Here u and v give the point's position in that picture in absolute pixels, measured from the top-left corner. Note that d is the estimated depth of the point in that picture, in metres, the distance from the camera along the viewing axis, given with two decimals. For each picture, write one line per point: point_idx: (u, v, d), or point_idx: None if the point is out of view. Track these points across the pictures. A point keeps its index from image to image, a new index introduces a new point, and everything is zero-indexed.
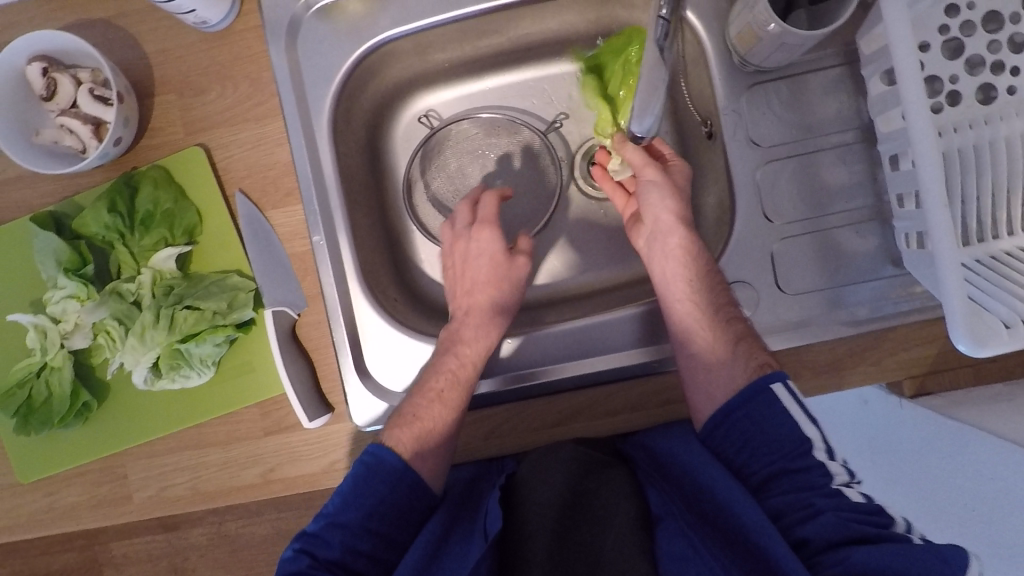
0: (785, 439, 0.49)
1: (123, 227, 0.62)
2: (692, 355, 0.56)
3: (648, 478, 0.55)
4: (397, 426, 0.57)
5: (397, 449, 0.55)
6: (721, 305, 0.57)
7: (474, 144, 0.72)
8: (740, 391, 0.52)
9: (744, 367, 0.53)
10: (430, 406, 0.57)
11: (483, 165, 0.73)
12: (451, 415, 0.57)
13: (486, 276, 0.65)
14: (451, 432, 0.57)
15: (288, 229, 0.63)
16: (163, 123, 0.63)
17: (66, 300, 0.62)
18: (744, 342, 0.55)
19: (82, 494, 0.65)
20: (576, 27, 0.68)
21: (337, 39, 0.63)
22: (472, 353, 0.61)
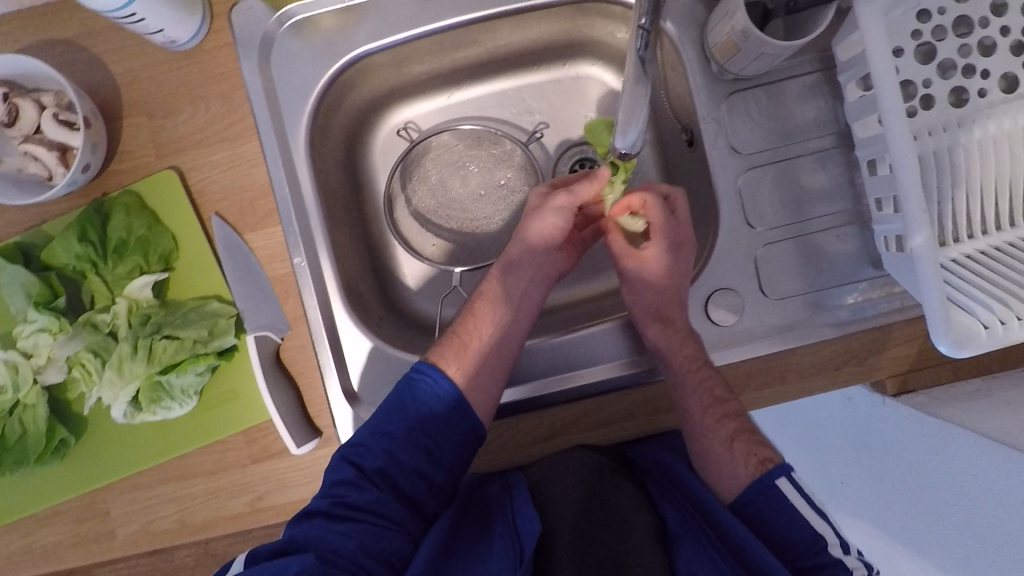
0: (802, 530, 0.51)
1: (95, 256, 0.60)
2: (696, 447, 0.57)
3: (664, 496, 0.58)
4: (444, 343, 0.59)
5: (443, 367, 0.56)
6: (714, 404, 0.57)
7: (455, 156, 0.71)
8: (744, 491, 0.54)
9: (744, 463, 0.55)
10: (472, 327, 0.59)
11: (464, 176, 0.71)
12: (491, 341, 0.59)
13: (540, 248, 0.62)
14: (491, 357, 0.58)
15: (268, 252, 0.62)
16: (133, 146, 0.61)
17: (37, 334, 0.59)
18: (739, 438, 0.56)
19: (63, 532, 0.63)
20: (554, 37, 0.68)
21: (311, 55, 0.62)
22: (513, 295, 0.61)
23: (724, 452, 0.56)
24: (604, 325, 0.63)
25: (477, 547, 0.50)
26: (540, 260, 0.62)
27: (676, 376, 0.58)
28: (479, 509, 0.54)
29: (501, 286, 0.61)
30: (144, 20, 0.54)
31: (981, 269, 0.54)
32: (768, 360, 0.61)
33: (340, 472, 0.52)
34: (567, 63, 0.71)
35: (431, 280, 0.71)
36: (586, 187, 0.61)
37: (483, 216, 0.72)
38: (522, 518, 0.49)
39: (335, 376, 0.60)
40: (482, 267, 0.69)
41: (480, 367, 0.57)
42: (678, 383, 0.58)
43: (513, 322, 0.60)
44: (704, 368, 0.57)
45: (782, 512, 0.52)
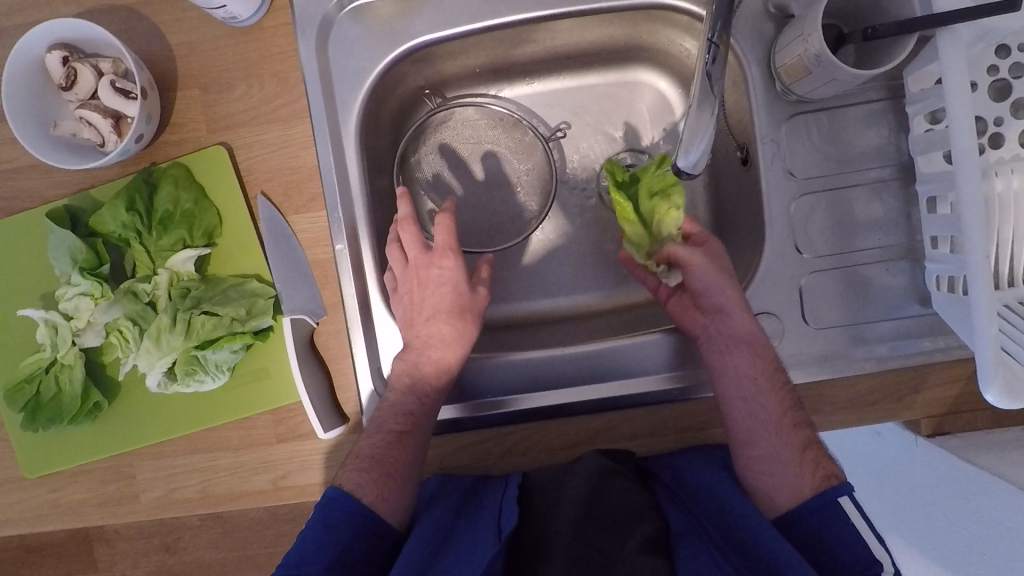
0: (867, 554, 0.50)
1: (140, 226, 0.60)
2: (756, 454, 0.56)
3: (668, 498, 0.56)
4: (361, 469, 0.55)
5: (359, 496, 0.54)
6: (789, 408, 0.56)
7: (475, 134, 0.71)
8: (809, 500, 0.53)
9: (812, 475, 0.54)
10: (379, 444, 0.56)
11: (481, 157, 0.71)
12: (407, 454, 0.56)
13: (435, 294, 0.61)
14: (412, 468, 0.56)
15: (311, 235, 0.61)
16: (184, 119, 0.61)
17: (79, 297, 0.61)
18: (810, 448, 0.55)
19: (89, 491, 0.65)
20: (614, 40, 0.67)
21: (367, 41, 0.61)
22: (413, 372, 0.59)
23: (795, 463, 0.54)
24: (638, 340, 0.62)
25: (471, 537, 0.52)
26: (441, 336, 0.60)
27: (749, 375, 0.56)
28: (473, 503, 0.56)
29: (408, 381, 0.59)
30: None
31: None
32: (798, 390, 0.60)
33: None
34: (626, 67, 0.70)
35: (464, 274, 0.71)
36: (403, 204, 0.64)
37: (484, 200, 0.72)
38: (505, 509, 0.53)
39: (366, 365, 0.61)
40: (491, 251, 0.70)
41: (402, 492, 0.56)
42: (749, 391, 0.56)
43: (421, 425, 0.57)
44: (777, 375, 0.57)
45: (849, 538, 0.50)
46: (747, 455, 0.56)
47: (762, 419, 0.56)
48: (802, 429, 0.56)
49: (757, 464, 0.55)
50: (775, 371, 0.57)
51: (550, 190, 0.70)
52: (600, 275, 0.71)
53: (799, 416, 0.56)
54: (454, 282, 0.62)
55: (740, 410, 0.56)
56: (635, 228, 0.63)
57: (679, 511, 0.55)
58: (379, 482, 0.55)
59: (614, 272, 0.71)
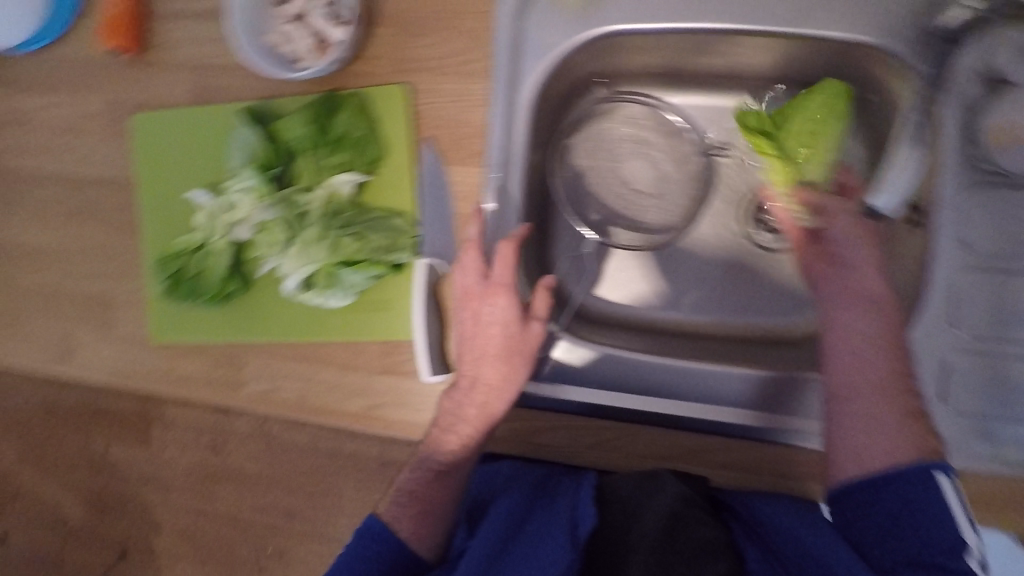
0: None
1: (313, 141, 0.63)
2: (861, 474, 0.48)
3: (749, 535, 0.52)
4: (403, 504, 0.59)
5: (396, 528, 0.58)
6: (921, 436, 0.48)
7: (635, 131, 0.72)
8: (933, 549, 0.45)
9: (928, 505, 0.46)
10: (417, 484, 0.59)
11: (635, 156, 0.72)
12: (443, 495, 0.59)
13: (483, 334, 0.60)
14: (439, 510, 0.59)
15: (463, 188, 0.64)
16: (376, 54, 0.65)
17: (242, 193, 0.64)
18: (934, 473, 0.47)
19: (200, 368, 0.70)
20: (799, 69, 0.66)
21: (563, 18, 0.62)
22: (451, 416, 0.60)
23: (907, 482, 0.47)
24: (759, 374, 0.60)
25: (546, 530, 0.53)
26: (486, 386, 0.59)
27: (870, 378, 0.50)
28: (546, 493, 0.57)
29: (450, 427, 0.60)
30: None
31: None
32: None
33: None
34: None
35: (586, 267, 0.71)
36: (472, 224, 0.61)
37: (627, 196, 0.72)
38: (581, 508, 0.54)
39: None
40: (623, 246, 0.70)
41: (433, 531, 0.59)
42: (865, 406, 0.50)
43: (455, 467, 0.59)
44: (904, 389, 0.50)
45: None
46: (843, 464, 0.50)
47: (877, 427, 0.49)
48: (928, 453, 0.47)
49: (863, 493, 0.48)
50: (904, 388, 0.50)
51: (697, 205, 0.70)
52: (722, 300, 0.69)
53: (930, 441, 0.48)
54: (507, 322, 0.59)
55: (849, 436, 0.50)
56: (775, 161, 0.64)
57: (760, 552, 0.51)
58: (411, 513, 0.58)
59: (735, 298, 0.68)
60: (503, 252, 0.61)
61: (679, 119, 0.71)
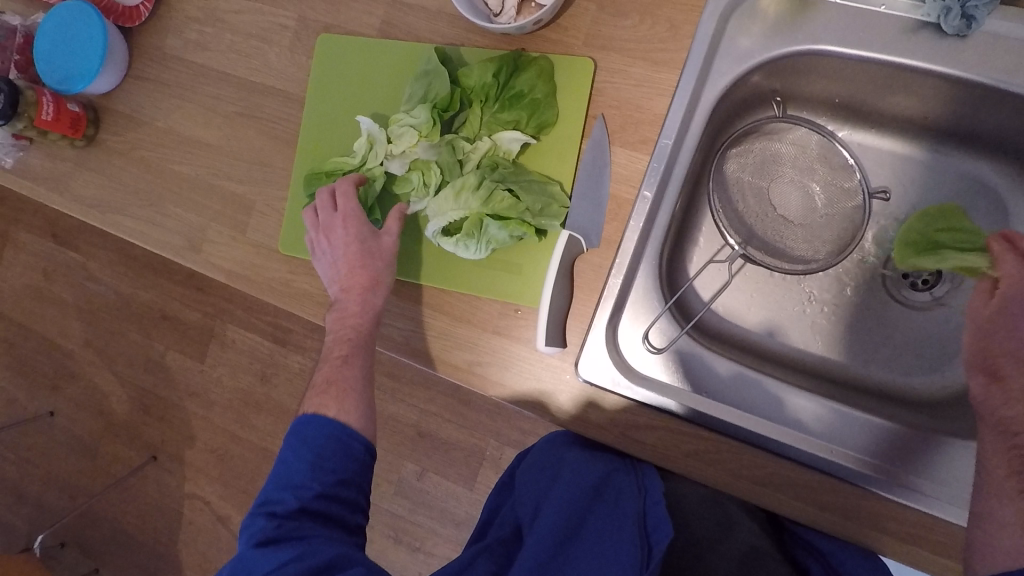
0: None
1: (492, 93, 0.65)
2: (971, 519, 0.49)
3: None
4: (314, 394, 0.66)
5: (363, 432, 0.64)
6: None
7: (800, 157, 0.70)
8: None
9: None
10: (322, 372, 0.67)
11: (793, 181, 0.71)
12: (351, 392, 0.65)
13: (349, 267, 0.66)
14: (348, 401, 0.65)
15: (622, 171, 0.63)
16: (570, 24, 0.65)
17: (408, 127, 0.66)
18: None
19: (319, 288, 0.72)
20: (995, 132, 0.63)
21: (766, 29, 0.62)
22: (337, 325, 0.67)
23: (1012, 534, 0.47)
24: (878, 423, 0.59)
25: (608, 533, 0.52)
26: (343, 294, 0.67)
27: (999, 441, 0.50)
28: (608, 495, 0.55)
29: (335, 339, 0.66)
30: None
31: None
32: None
33: (255, 524, 0.59)
34: (982, 164, 0.67)
35: (713, 276, 0.71)
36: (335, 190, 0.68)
37: (775, 218, 0.70)
38: (652, 512, 0.52)
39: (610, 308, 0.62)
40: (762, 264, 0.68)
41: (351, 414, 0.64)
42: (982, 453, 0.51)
43: (352, 365, 0.66)
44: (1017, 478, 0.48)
45: None
46: None
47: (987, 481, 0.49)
48: None
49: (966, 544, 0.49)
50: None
51: (847, 243, 0.68)
52: (840, 341, 0.69)
53: None
54: (348, 244, 0.66)
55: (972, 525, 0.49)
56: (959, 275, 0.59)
57: None
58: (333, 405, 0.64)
59: (856, 347, 0.68)
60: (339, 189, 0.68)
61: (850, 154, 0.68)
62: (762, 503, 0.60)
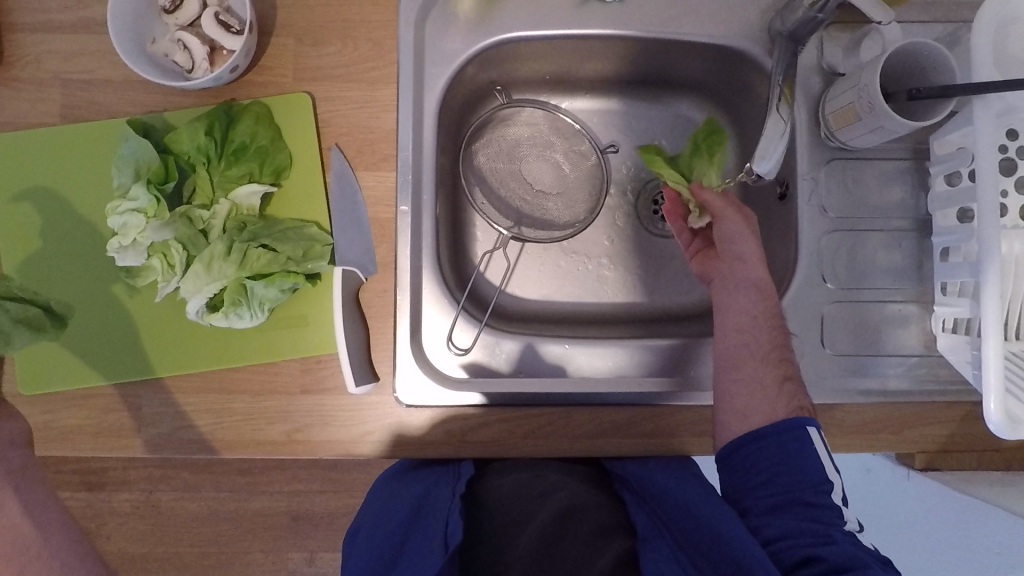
0: (808, 472, 0.52)
1: (212, 152, 0.60)
2: (738, 376, 0.57)
3: (637, 502, 0.59)
4: None
5: None
6: (777, 346, 0.57)
7: (537, 133, 0.75)
8: (779, 420, 0.54)
9: (788, 403, 0.55)
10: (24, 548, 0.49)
11: (538, 157, 0.75)
12: None
13: None
14: None
15: (375, 193, 0.63)
16: (273, 64, 0.63)
17: (131, 213, 0.59)
18: (789, 379, 0.56)
19: (87, 418, 0.62)
20: (674, 73, 0.74)
21: (462, 28, 0.66)
22: None
23: (774, 390, 0.56)
24: (665, 345, 0.66)
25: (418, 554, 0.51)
26: None
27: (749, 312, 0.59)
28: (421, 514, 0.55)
29: None
30: None
31: None
32: None
33: None
34: (679, 101, 0.77)
35: (499, 264, 0.74)
36: None
37: (534, 194, 0.75)
38: (452, 520, 0.53)
39: (407, 327, 0.63)
40: (534, 240, 0.73)
41: None
42: (746, 323, 0.58)
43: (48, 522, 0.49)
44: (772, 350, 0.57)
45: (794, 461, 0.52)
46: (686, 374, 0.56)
47: (752, 349, 0.57)
48: (787, 363, 0.57)
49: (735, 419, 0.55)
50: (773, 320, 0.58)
51: (598, 198, 0.74)
52: (627, 283, 0.75)
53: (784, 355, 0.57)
54: None
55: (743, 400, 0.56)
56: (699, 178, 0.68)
57: (647, 515, 0.57)
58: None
59: (636, 283, 0.75)
60: None
61: (574, 121, 0.75)
62: (602, 453, 0.64)
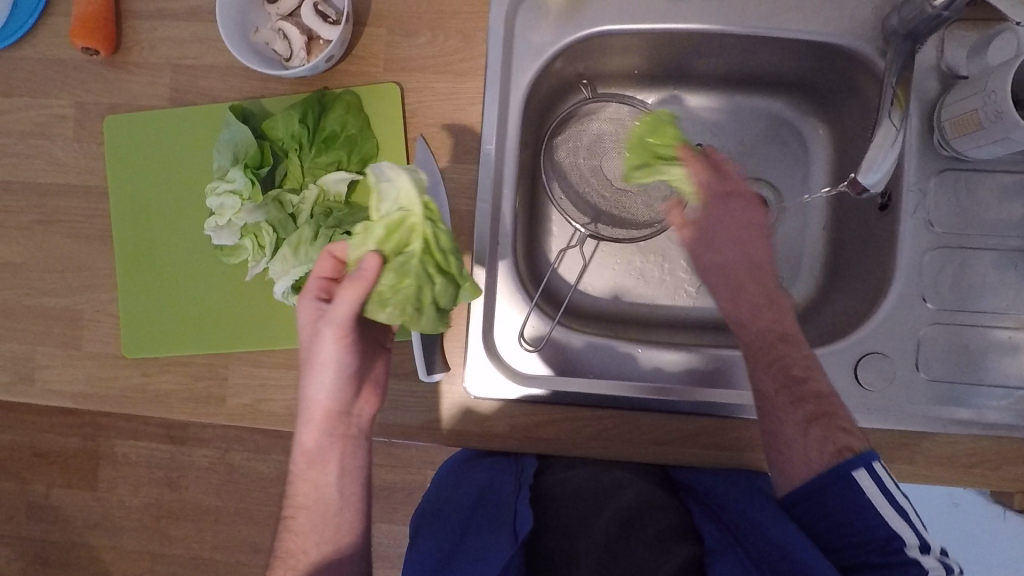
0: (875, 526, 0.51)
1: (305, 139, 0.62)
2: (762, 428, 0.57)
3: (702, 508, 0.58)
4: (287, 528, 0.59)
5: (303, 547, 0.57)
6: (785, 386, 0.56)
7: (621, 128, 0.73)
8: (822, 474, 0.53)
9: (819, 451, 0.54)
10: (302, 482, 0.59)
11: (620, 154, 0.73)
12: (335, 466, 0.59)
13: (328, 364, 0.56)
14: (357, 482, 0.60)
15: (456, 185, 0.64)
16: (366, 54, 0.64)
17: (228, 195, 0.62)
18: (816, 423, 0.54)
19: (180, 383, 0.66)
20: (771, 70, 0.70)
21: (554, 20, 0.65)
22: (342, 428, 0.58)
23: (799, 439, 0.54)
24: (739, 356, 0.64)
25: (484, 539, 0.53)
26: (340, 397, 0.57)
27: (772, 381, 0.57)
28: (488, 504, 0.56)
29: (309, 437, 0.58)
30: None
31: None
32: (897, 438, 0.60)
33: None
34: (773, 100, 0.74)
35: (572, 261, 0.73)
36: (321, 264, 0.55)
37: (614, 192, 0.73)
38: (521, 512, 0.54)
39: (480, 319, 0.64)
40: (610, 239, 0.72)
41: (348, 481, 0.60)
42: (746, 357, 0.60)
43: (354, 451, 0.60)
44: (786, 391, 0.56)
45: (853, 505, 0.52)
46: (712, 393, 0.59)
47: (761, 394, 0.57)
48: (807, 403, 0.55)
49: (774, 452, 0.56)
50: (776, 342, 0.58)
51: None
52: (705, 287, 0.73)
53: (801, 391, 0.56)
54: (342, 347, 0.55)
55: (779, 446, 0.55)
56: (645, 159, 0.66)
57: (715, 529, 0.56)
58: (335, 462, 0.59)
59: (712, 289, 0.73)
60: (363, 264, 0.52)
61: None
62: (670, 461, 0.63)
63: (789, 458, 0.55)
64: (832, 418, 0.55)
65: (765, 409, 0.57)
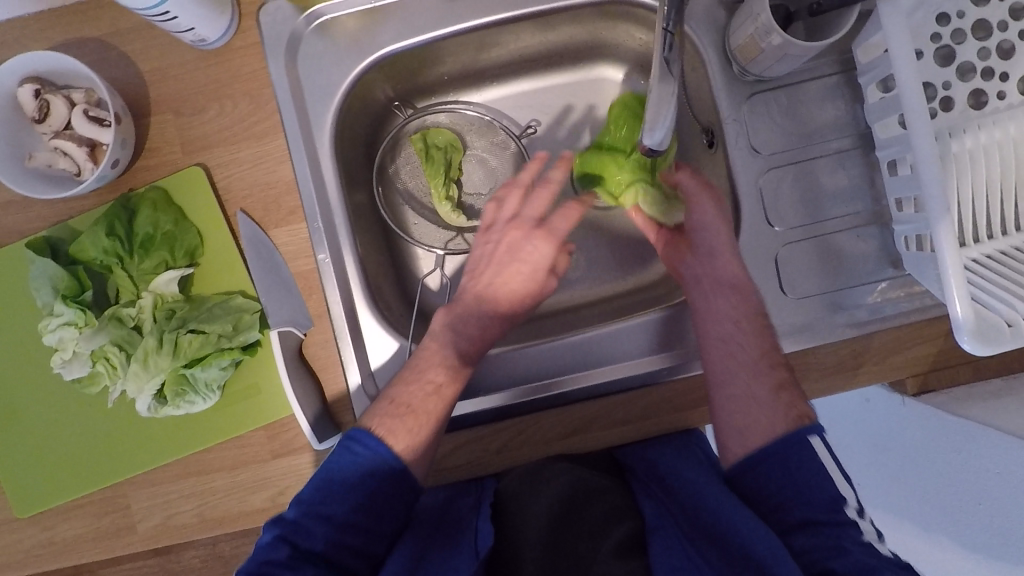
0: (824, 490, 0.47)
1: (122, 251, 0.60)
2: (729, 393, 0.54)
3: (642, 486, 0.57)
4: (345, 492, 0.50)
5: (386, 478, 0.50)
6: (766, 351, 0.56)
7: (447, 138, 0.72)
8: (776, 439, 0.50)
9: (785, 413, 0.51)
10: (413, 396, 0.54)
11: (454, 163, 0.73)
12: (432, 422, 0.54)
13: (510, 274, 0.62)
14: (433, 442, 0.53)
15: (293, 248, 0.62)
16: (159, 143, 0.62)
17: (63, 328, 0.60)
18: (784, 389, 0.53)
19: (83, 526, 0.63)
20: (575, 40, 0.69)
21: (338, 55, 0.63)
22: (440, 354, 0.57)
23: (770, 402, 0.53)
24: (616, 326, 0.63)
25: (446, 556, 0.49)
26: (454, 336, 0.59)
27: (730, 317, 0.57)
28: (448, 526, 0.54)
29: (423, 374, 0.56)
30: (177, 17, 0.54)
31: (1004, 270, 0.53)
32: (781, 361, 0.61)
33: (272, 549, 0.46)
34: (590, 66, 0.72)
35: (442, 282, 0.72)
36: (515, 199, 0.65)
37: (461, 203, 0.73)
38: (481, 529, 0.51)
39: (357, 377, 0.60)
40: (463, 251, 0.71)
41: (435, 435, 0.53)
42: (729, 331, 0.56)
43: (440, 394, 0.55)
44: (767, 356, 0.55)
45: (802, 474, 0.48)
46: (713, 373, 0.56)
47: (735, 361, 0.55)
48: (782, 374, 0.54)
49: (727, 407, 0.54)
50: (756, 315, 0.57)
51: None
52: (582, 265, 0.73)
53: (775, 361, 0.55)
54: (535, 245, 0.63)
55: (732, 412, 0.54)
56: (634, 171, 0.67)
57: (651, 502, 0.55)
58: (410, 424, 0.53)
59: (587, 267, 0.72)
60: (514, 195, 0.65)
61: (484, 116, 0.72)
62: (582, 449, 0.63)
63: (756, 416, 0.52)
64: (796, 387, 0.54)
65: (748, 373, 0.55)
